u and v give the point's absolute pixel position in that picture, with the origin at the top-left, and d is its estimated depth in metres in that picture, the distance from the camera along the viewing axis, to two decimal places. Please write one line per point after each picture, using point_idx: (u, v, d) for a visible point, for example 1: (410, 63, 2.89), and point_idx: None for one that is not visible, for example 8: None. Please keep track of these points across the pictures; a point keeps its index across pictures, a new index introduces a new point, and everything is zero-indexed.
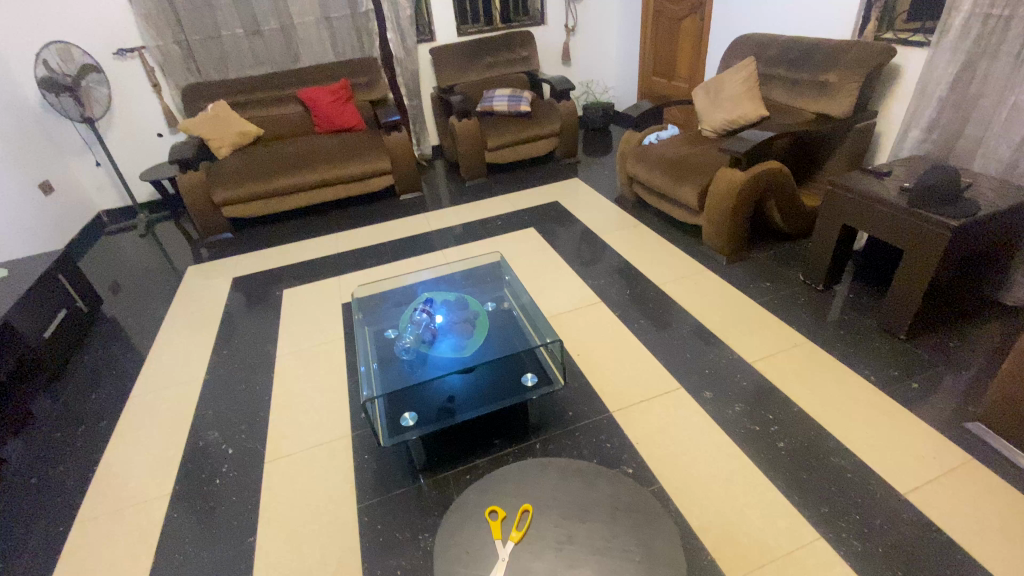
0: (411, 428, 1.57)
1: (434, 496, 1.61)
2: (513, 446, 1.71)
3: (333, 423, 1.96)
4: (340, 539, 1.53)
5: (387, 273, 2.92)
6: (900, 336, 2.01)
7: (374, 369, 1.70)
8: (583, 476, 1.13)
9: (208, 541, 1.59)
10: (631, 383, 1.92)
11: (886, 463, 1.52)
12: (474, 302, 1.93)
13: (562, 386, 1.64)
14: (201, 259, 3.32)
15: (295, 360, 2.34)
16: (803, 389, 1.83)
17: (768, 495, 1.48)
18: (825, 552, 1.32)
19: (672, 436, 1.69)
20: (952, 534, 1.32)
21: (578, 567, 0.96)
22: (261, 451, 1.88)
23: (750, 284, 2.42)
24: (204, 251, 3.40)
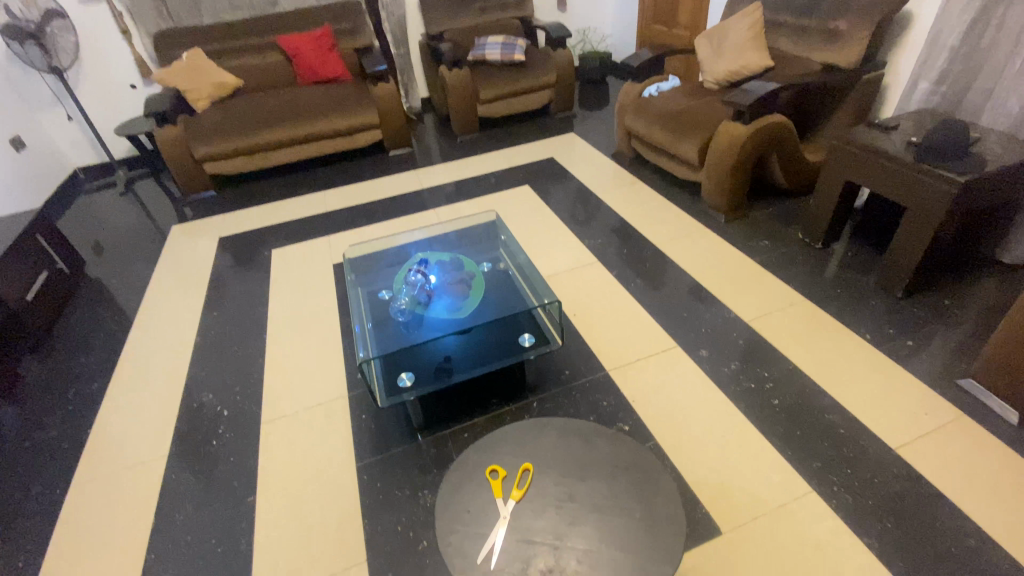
0: (408, 388, 1.56)
1: (432, 454, 1.62)
2: (510, 405, 1.72)
3: (328, 383, 1.95)
4: (340, 497, 1.55)
5: (378, 232, 2.84)
6: (897, 295, 2.02)
7: (369, 330, 1.68)
8: (584, 435, 1.12)
9: (209, 501, 1.60)
10: (628, 343, 1.91)
11: (879, 420, 1.55)
12: (470, 263, 1.89)
13: (560, 346, 1.63)
14: (185, 218, 3.22)
15: (288, 322, 2.30)
16: (799, 347, 1.84)
17: (762, 451, 1.51)
18: (816, 505, 1.36)
19: (669, 395, 1.70)
20: (939, 486, 1.36)
21: (579, 524, 0.96)
22: (257, 413, 1.88)
23: (748, 243, 2.39)
24: (187, 210, 3.29)
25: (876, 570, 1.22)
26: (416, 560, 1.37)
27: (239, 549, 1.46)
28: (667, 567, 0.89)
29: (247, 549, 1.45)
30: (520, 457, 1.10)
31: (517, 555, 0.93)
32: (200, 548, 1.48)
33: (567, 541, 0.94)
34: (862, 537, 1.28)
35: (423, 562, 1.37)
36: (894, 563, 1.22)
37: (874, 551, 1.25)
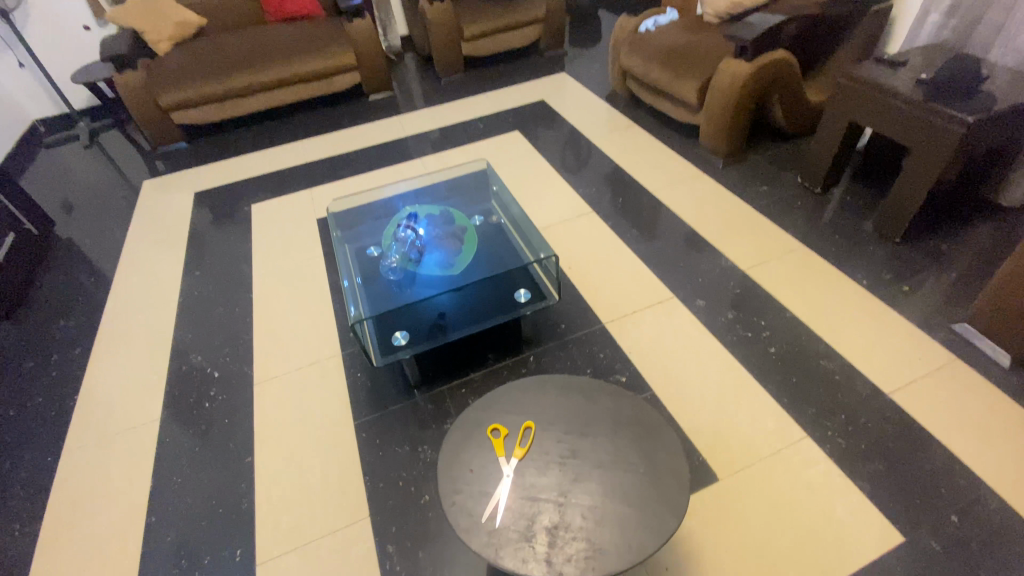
0: (403, 347, 1.53)
1: (430, 410, 1.61)
2: (506, 360, 1.70)
3: (320, 342, 1.91)
4: (339, 455, 1.55)
5: (362, 184, 2.72)
6: (895, 240, 1.99)
7: (359, 289, 1.62)
8: (586, 391, 1.10)
9: (206, 464, 1.59)
10: (625, 294, 1.88)
11: (873, 365, 1.57)
12: (461, 217, 1.81)
13: (557, 301, 1.58)
14: (157, 172, 3.04)
15: (274, 280, 2.23)
16: (796, 295, 1.82)
17: (758, 399, 1.52)
18: (810, 450, 1.39)
19: (666, 346, 1.69)
20: (931, 429, 1.39)
21: (583, 481, 0.96)
22: (249, 374, 1.84)
23: (746, 188, 2.33)
24: (159, 164, 3.10)
25: (867, 510, 1.26)
26: (418, 513, 1.39)
27: (240, 508, 1.46)
28: (671, 520, 0.90)
29: (248, 509, 1.46)
30: (521, 416, 1.08)
31: (521, 513, 0.93)
32: (202, 509, 1.48)
33: (571, 498, 0.94)
34: (855, 479, 1.31)
35: (426, 515, 1.39)
36: (885, 502, 1.26)
37: (866, 492, 1.29)
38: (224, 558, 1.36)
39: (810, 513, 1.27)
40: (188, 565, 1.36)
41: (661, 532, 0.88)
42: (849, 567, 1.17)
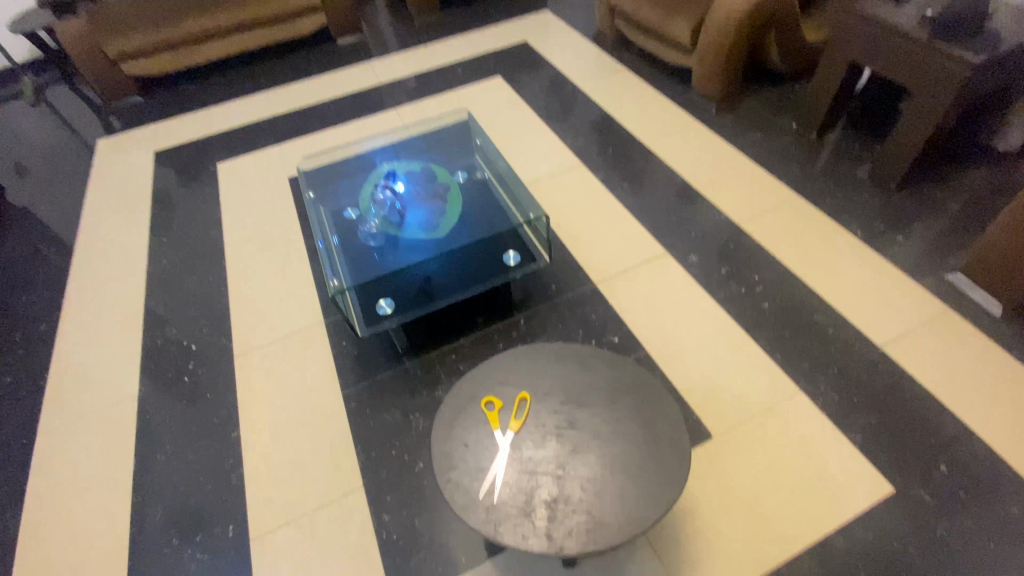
0: (389, 316, 1.47)
1: (420, 377, 1.57)
2: (496, 324, 1.65)
3: (301, 310, 1.84)
4: (328, 426, 1.51)
5: (335, 139, 2.55)
6: (891, 187, 1.94)
7: (338, 256, 1.54)
8: (582, 359, 1.06)
9: (191, 440, 1.54)
10: (617, 252, 1.82)
11: (866, 318, 1.56)
12: (443, 174, 1.70)
13: (548, 263, 1.52)
14: (112, 129, 2.81)
15: (248, 245, 2.11)
16: (790, 247, 1.79)
17: (752, 355, 1.51)
18: (803, 405, 1.39)
19: (660, 304, 1.66)
20: (921, 381, 1.40)
21: (581, 452, 0.93)
22: (228, 345, 1.77)
23: (740, 135, 2.24)
24: (114, 120, 2.86)
25: (858, 462, 1.27)
26: (412, 482, 1.37)
27: (230, 483, 1.43)
28: (672, 489, 0.88)
29: (238, 484, 1.43)
30: (516, 387, 1.03)
31: (519, 487, 0.90)
32: (190, 486, 1.45)
33: (570, 469, 0.91)
34: (847, 432, 1.33)
35: (420, 483, 1.37)
36: (875, 454, 1.28)
37: (858, 445, 1.30)
38: (217, 534, 1.34)
39: (802, 467, 1.28)
40: (181, 543, 1.34)
41: (662, 502, 0.87)
42: (840, 518, 1.20)
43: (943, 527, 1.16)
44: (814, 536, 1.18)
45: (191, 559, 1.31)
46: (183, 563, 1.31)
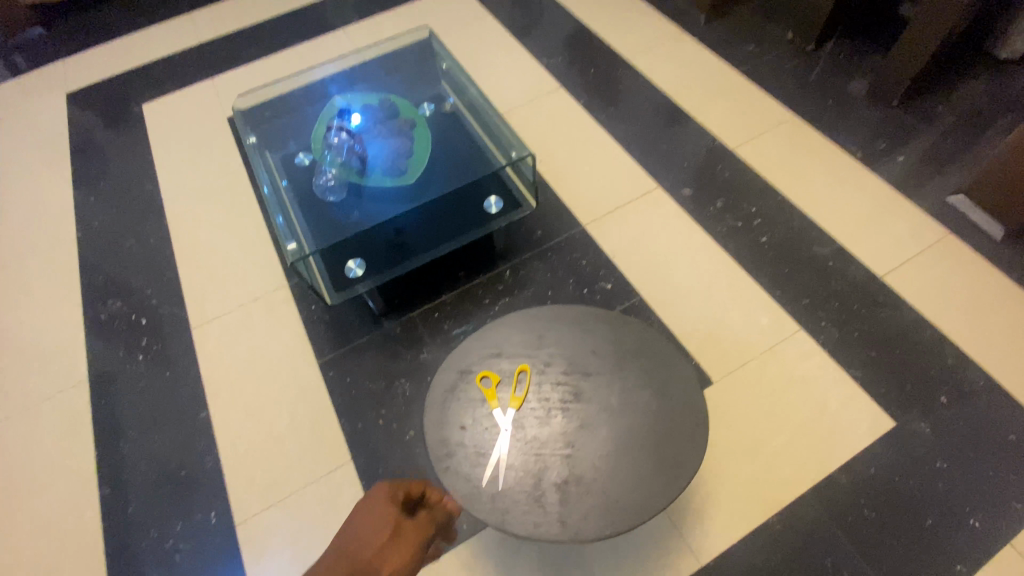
0: (361, 279, 1.32)
1: (402, 340, 1.45)
2: (480, 276, 1.52)
3: (260, 272, 1.66)
4: (306, 399, 1.40)
5: (276, 68, 2.22)
6: (892, 103, 1.80)
7: (294, 212, 1.35)
8: (584, 321, 0.96)
9: (155, 424, 1.42)
10: (604, 189, 1.67)
11: (867, 248, 1.49)
12: (407, 108, 1.48)
13: (534, 209, 1.37)
14: (18, 69, 2.38)
15: (191, 201, 1.86)
16: (787, 173, 1.67)
17: (752, 293, 1.43)
18: (804, 343, 1.34)
19: (654, 244, 1.54)
20: (923, 312, 1.36)
21: (591, 427, 0.85)
22: (183, 316, 1.60)
23: (731, 48, 2.03)
24: (18, 58, 2.42)
25: (859, 399, 1.26)
26: (403, 451, 1.30)
27: (205, 467, 1.33)
28: (692, 459, 0.82)
29: (215, 467, 1.33)
30: (512, 359, 0.93)
31: (525, 471, 0.82)
32: (161, 473, 1.34)
33: (579, 446, 0.84)
34: (848, 369, 1.30)
35: (411, 451, 1.29)
36: (876, 390, 1.26)
37: (859, 382, 1.28)
38: (198, 522, 1.26)
39: (803, 408, 1.25)
40: (161, 533, 1.26)
41: (681, 473, 0.80)
42: (842, 457, 1.19)
43: (943, 459, 1.16)
44: (817, 476, 1.17)
45: (173, 550, 1.23)
46: (165, 554, 1.23)
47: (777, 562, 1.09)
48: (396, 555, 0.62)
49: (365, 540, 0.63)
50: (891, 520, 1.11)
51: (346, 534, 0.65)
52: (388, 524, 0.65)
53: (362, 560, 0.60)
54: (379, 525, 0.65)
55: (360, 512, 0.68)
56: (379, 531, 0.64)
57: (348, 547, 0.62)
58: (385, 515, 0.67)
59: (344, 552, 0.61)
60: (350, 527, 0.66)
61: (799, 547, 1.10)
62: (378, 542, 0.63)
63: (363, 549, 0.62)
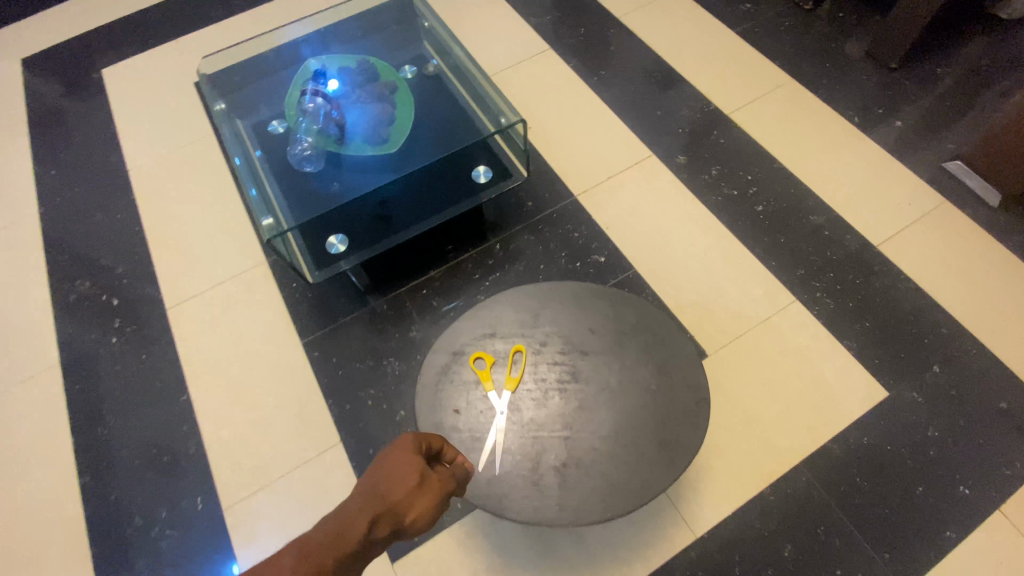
0: (344, 256, 1.26)
1: (389, 318, 1.40)
2: (469, 251, 1.46)
3: (237, 248, 1.57)
4: (291, 380, 1.35)
5: (244, 28, 2.07)
6: (891, 65, 1.75)
7: (269, 185, 1.26)
8: (580, 297, 0.92)
9: (134, 410, 1.36)
10: (596, 157, 1.61)
11: (863, 216, 1.47)
12: (386, 71, 1.38)
13: (526, 179, 1.31)
14: None
15: (159, 173, 1.75)
16: (784, 140, 1.62)
17: (748, 264, 1.40)
18: (800, 315, 1.33)
19: (648, 214, 1.50)
20: (917, 282, 1.36)
21: (589, 407, 0.83)
22: (157, 297, 1.52)
23: (727, 7, 1.94)
24: None
25: (853, 370, 1.25)
26: (394, 431, 1.26)
27: (189, 453, 1.29)
28: (693, 437, 0.79)
29: (199, 452, 1.29)
30: (507, 339, 0.90)
31: (523, 454, 0.80)
32: (143, 459, 1.29)
33: (578, 428, 0.81)
34: (842, 340, 1.29)
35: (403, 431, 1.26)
36: (870, 360, 1.26)
37: (853, 352, 1.27)
38: (184, 508, 1.23)
39: (799, 380, 1.25)
40: (146, 521, 1.22)
41: (683, 452, 0.78)
42: (835, 428, 1.19)
43: (934, 427, 1.17)
44: (811, 447, 1.17)
45: (160, 537, 1.20)
46: (152, 541, 1.20)
47: (773, 532, 1.10)
48: (419, 507, 0.57)
49: (387, 487, 0.57)
50: (883, 488, 1.12)
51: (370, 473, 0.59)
52: (413, 472, 0.58)
53: (383, 512, 0.54)
54: (403, 470, 0.58)
55: (385, 453, 0.61)
56: (403, 477, 0.57)
57: (370, 491, 0.56)
58: (410, 460, 0.59)
59: (365, 499, 0.55)
60: (373, 468, 0.59)
61: (793, 518, 1.11)
62: (404, 487, 0.57)
63: (385, 496, 0.56)
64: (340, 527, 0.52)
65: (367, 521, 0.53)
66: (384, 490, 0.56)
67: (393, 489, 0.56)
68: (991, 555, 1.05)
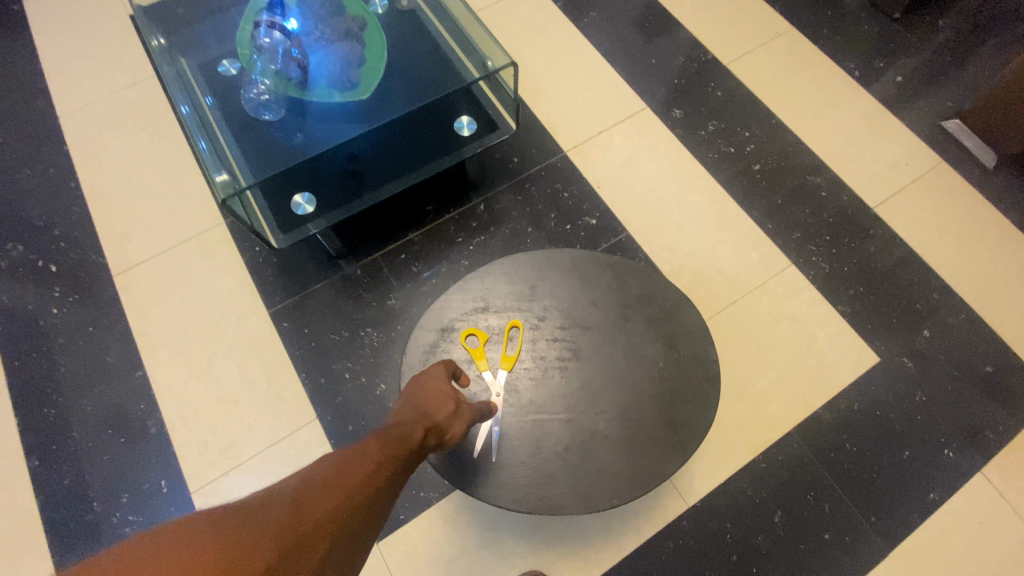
0: (312, 217, 1.13)
1: (365, 285, 1.29)
2: (451, 212, 1.35)
3: (191, 208, 1.41)
4: (260, 352, 1.25)
5: None
6: (894, 16, 1.65)
7: (221, 135, 1.11)
8: (580, 273, 0.93)
9: (83, 387, 1.23)
10: (586, 110, 1.49)
11: (861, 177, 1.42)
12: (354, 3, 1.20)
13: (514, 132, 1.18)
14: None
15: (95, 120, 1.54)
16: (782, 94, 1.53)
17: (743, 226, 1.35)
18: (794, 279, 1.29)
19: (641, 172, 1.41)
20: (912, 246, 1.33)
21: (593, 387, 0.84)
22: (101, 262, 1.36)
23: None
24: None
25: (846, 336, 1.23)
26: (375, 406, 1.19)
27: (150, 433, 1.19)
28: (699, 412, 0.82)
29: (161, 432, 1.19)
30: (503, 316, 0.91)
31: (524, 437, 0.81)
32: (97, 441, 1.18)
33: (580, 409, 0.83)
34: (836, 306, 1.26)
35: (384, 406, 1.19)
36: (863, 326, 1.24)
37: (846, 318, 1.25)
38: (148, 492, 1.14)
39: (793, 346, 1.22)
40: (105, 507, 1.13)
41: (687, 427, 0.81)
42: (827, 394, 1.18)
43: (923, 393, 1.17)
44: (802, 414, 1.16)
45: (123, 523, 1.12)
46: (114, 528, 1.11)
47: (765, 499, 1.09)
48: (457, 423, 0.71)
49: (432, 404, 0.71)
50: (872, 453, 1.12)
51: (411, 396, 0.72)
52: (452, 395, 0.73)
53: (434, 423, 0.68)
54: (443, 392, 0.73)
55: (420, 380, 0.74)
56: (444, 398, 0.72)
57: (420, 409, 0.69)
58: (445, 387, 0.73)
59: (415, 413, 0.69)
60: (413, 392, 0.72)
61: (785, 484, 1.10)
62: (446, 410, 0.71)
63: (434, 412, 0.69)
64: (404, 428, 0.65)
65: (424, 423, 0.67)
66: (430, 406, 0.70)
67: (438, 405, 0.70)
68: (970, 515, 1.08)
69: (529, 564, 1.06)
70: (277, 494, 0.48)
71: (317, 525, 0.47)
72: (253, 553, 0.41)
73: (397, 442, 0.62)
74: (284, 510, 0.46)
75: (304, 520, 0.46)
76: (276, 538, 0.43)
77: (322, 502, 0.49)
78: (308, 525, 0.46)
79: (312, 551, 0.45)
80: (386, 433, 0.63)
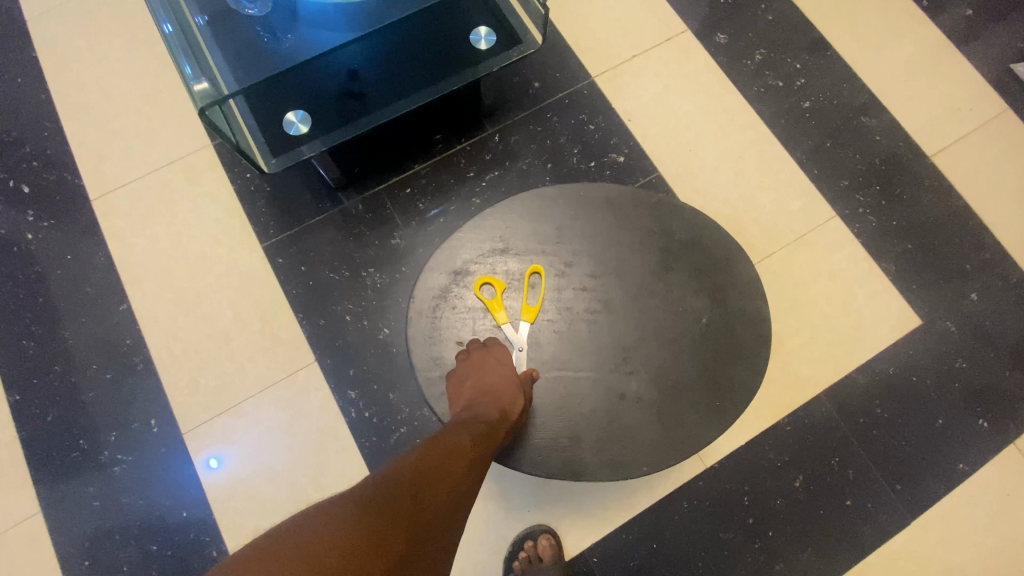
0: (304, 139, 0.99)
1: (366, 220, 1.18)
2: (462, 142, 1.22)
3: (174, 127, 1.27)
4: (252, 289, 1.16)
5: None
6: None
7: (203, 43, 0.97)
8: (617, 216, 0.90)
9: (62, 321, 1.15)
10: (617, 30, 1.31)
11: (919, 120, 1.26)
12: None
13: (539, 47, 1.01)
14: None
15: (62, 21, 1.36)
16: (838, 20, 1.35)
17: (786, 171, 1.21)
18: (837, 233, 1.17)
19: (676, 106, 1.26)
20: (968, 200, 1.20)
21: (626, 343, 0.84)
22: (77, 184, 1.24)
23: None
24: None
25: (887, 294, 1.14)
26: (377, 350, 1.12)
27: (136, 369, 1.11)
28: (736, 370, 0.83)
29: (148, 369, 1.12)
30: (525, 262, 0.90)
31: (548, 397, 0.82)
32: (81, 377, 1.11)
33: (610, 365, 0.83)
34: (880, 263, 1.16)
35: (387, 352, 1.11)
36: (907, 286, 1.14)
37: (889, 276, 1.15)
38: (137, 431, 1.08)
39: (828, 305, 1.13)
40: (93, 445, 1.08)
41: (723, 386, 0.82)
42: (861, 356, 1.10)
43: (963, 359, 1.09)
44: (833, 377, 1.09)
45: (111, 462, 1.07)
46: (102, 467, 1.06)
47: (787, 463, 1.04)
48: (524, 413, 0.79)
49: (502, 393, 0.76)
50: (903, 421, 1.06)
51: (481, 382, 0.77)
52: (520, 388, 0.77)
53: (508, 416, 0.74)
54: (511, 381, 0.78)
55: (489, 362, 0.80)
56: (514, 391, 0.77)
57: (496, 399, 0.75)
58: (515, 380, 0.78)
59: (492, 403, 0.74)
60: (482, 380, 0.77)
61: (808, 448, 1.05)
62: (518, 403, 0.76)
63: (507, 406, 0.75)
64: (484, 416, 0.72)
65: (498, 411, 0.74)
66: (500, 395, 0.75)
67: (508, 395, 0.76)
68: (999, 486, 1.03)
69: (536, 518, 1.02)
70: (398, 485, 0.58)
71: (430, 515, 0.56)
72: (387, 539, 0.51)
73: (481, 432, 0.69)
74: (402, 500, 0.56)
75: (421, 510, 0.56)
76: (402, 524, 0.53)
77: (432, 493, 0.59)
78: (424, 515, 0.56)
79: (427, 537, 0.54)
80: (470, 422, 0.70)
